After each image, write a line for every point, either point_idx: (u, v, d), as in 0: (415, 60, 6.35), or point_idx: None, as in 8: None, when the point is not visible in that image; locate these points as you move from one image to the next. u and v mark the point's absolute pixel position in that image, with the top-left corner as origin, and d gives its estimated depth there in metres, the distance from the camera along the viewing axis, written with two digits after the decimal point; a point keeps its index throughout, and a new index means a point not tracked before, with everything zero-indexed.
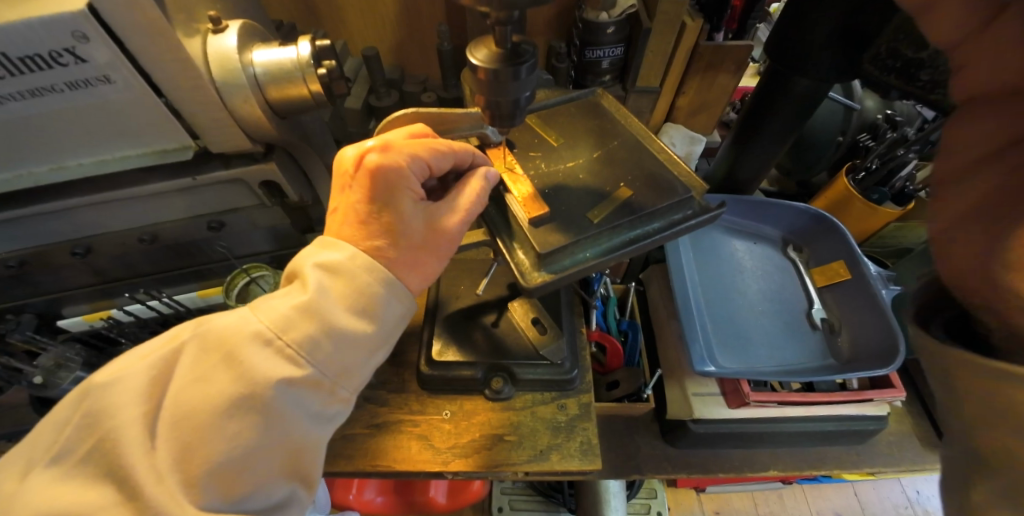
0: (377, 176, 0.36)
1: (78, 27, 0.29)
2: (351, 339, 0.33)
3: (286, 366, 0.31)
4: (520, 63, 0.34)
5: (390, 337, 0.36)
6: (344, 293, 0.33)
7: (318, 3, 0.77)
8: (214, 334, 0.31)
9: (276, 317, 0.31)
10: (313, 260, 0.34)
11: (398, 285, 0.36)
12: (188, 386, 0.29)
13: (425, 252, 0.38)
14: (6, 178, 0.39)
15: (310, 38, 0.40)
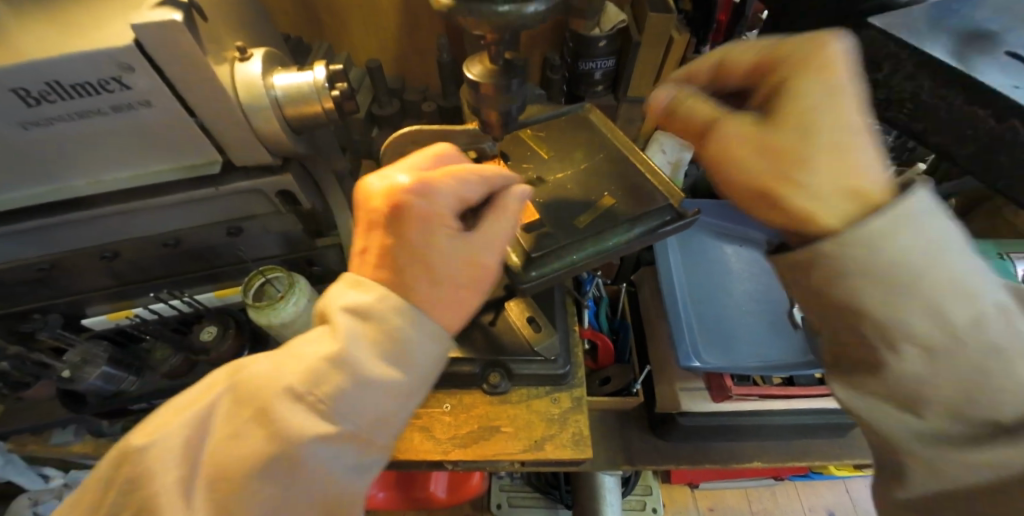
0: (413, 213, 0.39)
1: (125, 59, 0.33)
2: (383, 385, 0.35)
3: (316, 420, 0.33)
4: (512, 75, 0.39)
5: (423, 383, 0.38)
6: (374, 338, 0.35)
7: (324, 15, 0.81)
8: (247, 389, 0.33)
9: (307, 372, 0.33)
10: (341, 304, 0.36)
11: (427, 324, 0.38)
12: (225, 445, 0.32)
13: (461, 289, 0.40)
14: (48, 190, 0.43)
15: (325, 64, 0.44)
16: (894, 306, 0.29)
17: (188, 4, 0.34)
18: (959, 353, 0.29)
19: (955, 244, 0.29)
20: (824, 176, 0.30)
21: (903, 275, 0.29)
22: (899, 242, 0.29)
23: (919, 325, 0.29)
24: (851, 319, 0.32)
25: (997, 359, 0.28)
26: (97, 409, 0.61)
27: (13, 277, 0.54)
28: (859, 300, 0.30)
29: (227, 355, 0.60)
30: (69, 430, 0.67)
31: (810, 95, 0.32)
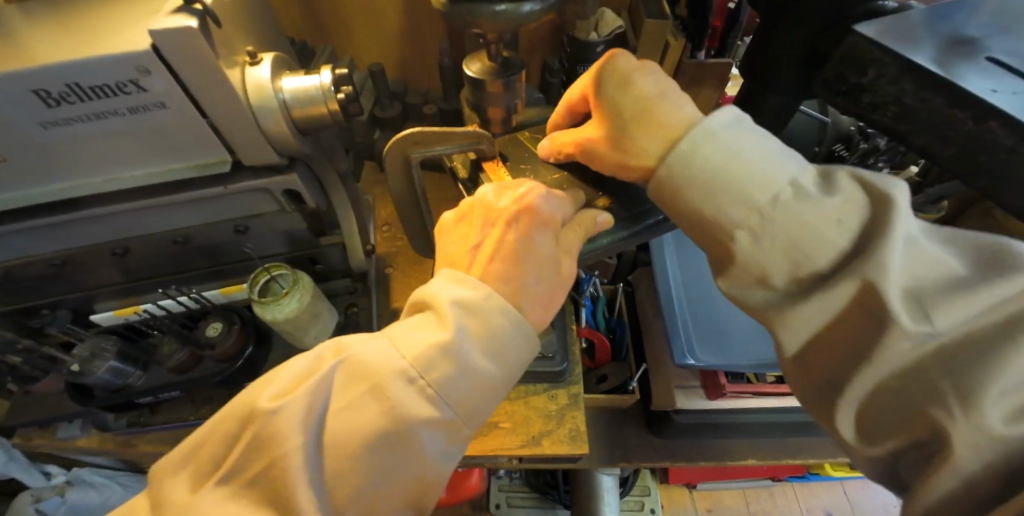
0: (534, 215, 0.43)
1: (142, 63, 0.35)
2: (487, 378, 0.37)
3: (426, 404, 0.35)
4: (510, 76, 0.41)
5: (511, 380, 0.40)
6: (479, 332, 0.37)
7: (328, 20, 0.83)
8: (361, 365, 0.35)
9: (423, 355, 0.35)
10: (450, 296, 0.38)
11: (527, 331, 0.40)
12: (343, 416, 0.34)
13: (555, 297, 0.43)
14: (64, 188, 0.45)
15: (331, 68, 0.46)
16: (714, 206, 0.35)
17: (203, 11, 0.35)
18: (776, 232, 0.32)
19: (759, 143, 0.35)
20: (642, 140, 0.41)
21: (714, 177, 0.35)
22: (692, 154, 0.36)
23: (733, 215, 0.34)
24: (695, 225, 0.37)
25: (813, 221, 0.31)
26: (103, 403, 0.61)
27: (26, 273, 0.56)
28: (691, 207, 0.36)
29: (232, 350, 0.62)
30: (75, 424, 0.68)
31: (601, 91, 0.45)
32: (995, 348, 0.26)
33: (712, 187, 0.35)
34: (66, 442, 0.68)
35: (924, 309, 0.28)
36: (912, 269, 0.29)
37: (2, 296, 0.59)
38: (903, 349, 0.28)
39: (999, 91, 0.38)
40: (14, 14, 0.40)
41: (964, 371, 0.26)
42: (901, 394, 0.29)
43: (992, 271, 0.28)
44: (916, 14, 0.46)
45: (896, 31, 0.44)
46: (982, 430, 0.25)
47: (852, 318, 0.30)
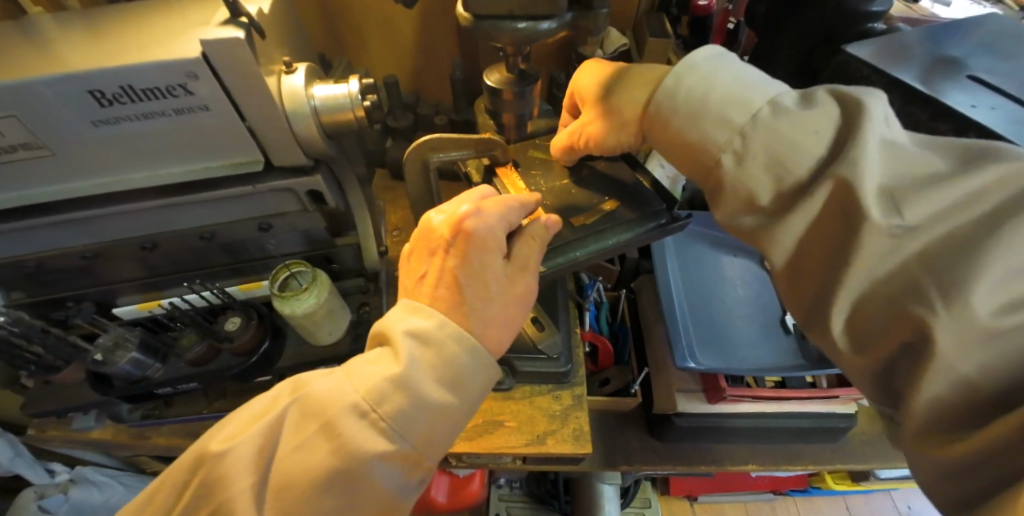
0: (472, 239, 0.44)
1: (193, 69, 0.38)
2: (442, 407, 0.38)
3: (378, 439, 0.35)
4: (526, 85, 0.46)
5: (473, 405, 0.41)
6: (431, 361, 0.38)
7: (346, 35, 0.87)
8: (311, 403, 0.37)
9: (371, 390, 0.36)
10: (403, 327, 0.39)
11: (483, 354, 0.40)
12: (292, 455, 0.35)
13: (503, 319, 0.44)
14: (107, 183, 0.48)
15: (358, 77, 0.49)
16: (701, 133, 0.42)
17: (249, 24, 0.39)
18: (759, 147, 0.38)
19: (733, 74, 0.42)
20: (633, 94, 0.49)
21: (698, 107, 0.42)
22: (675, 88, 0.43)
23: (719, 137, 0.41)
24: (693, 157, 0.44)
25: (788, 131, 0.37)
26: (123, 392, 0.63)
27: (56, 265, 0.58)
28: (684, 137, 0.43)
29: (249, 345, 0.64)
30: (90, 416, 0.70)
31: (590, 79, 0.56)
32: (981, 242, 0.28)
33: (697, 114, 0.42)
34: (80, 434, 0.70)
35: (898, 205, 0.31)
36: (889, 170, 0.33)
37: (30, 287, 0.62)
38: (882, 244, 0.31)
39: (978, 105, 0.45)
40: (55, 32, 0.45)
41: (945, 264, 0.29)
42: (889, 294, 0.32)
43: (969, 166, 0.31)
44: (905, 39, 0.54)
45: (888, 56, 0.51)
46: (961, 318, 0.27)
47: (834, 224, 0.35)
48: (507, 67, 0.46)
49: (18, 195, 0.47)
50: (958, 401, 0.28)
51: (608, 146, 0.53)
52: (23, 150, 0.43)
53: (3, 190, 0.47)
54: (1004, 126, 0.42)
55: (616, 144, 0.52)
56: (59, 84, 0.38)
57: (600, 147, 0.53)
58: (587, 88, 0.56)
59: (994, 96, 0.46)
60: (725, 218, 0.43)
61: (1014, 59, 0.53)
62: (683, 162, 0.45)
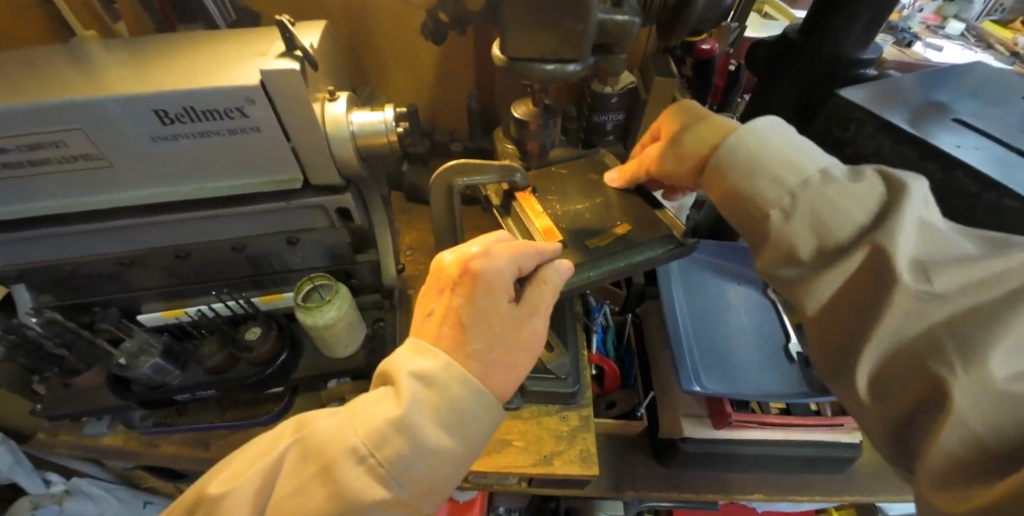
0: (479, 280, 0.45)
1: (251, 95, 0.44)
2: (442, 451, 0.38)
3: (375, 485, 0.36)
4: (547, 118, 0.51)
5: (473, 451, 0.41)
6: (433, 404, 0.39)
7: (370, 65, 0.93)
8: (312, 444, 0.38)
9: (370, 436, 0.37)
10: (409, 369, 0.40)
11: (485, 396, 0.41)
12: (290, 497, 0.36)
13: (504, 364, 0.44)
14: (159, 193, 0.52)
15: (393, 106, 0.54)
16: (755, 188, 0.46)
17: (303, 58, 0.45)
18: (813, 207, 0.42)
19: (794, 142, 0.47)
20: (701, 139, 0.53)
21: (759, 164, 0.46)
22: (739, 145, 0.48)
23: (772, 194, 0.45)
24: (742, 209, 0.48)
25: (839, 195, 0.41)
26: (142, 398, 0.65)
27: (90, 270, 0.61)
28: (737, 189, 0.48)
29: (267, 355, 0.66)
30: (103, 421, 0.71)
31: (673, 116, 0.59)
32: (1001, 314, 0.31)
33: (754, 170, 0.46)
34: (90, 439, 0.70)
35: (929, 275, 0.35)
36: (923, 244, 0.37)
37: (61, 291, 0.65)
38: (913, 307, 0.35)
39: (963, 146, 0.49)
40: (114, 60, 0.50)
41: (967, 332, 0.32)
42: (914, 355, 0.35)
43: (996, 252, 0.35)
44: (893, 84, 0.59)
45: (881, 100, 0.55)
46: (978, 376, 0.30)
47: (866, 284, 0.39)
48: (532, 102, 0.51)
49: (72, 202, 0.52)
50: (970, 458, 0.31)
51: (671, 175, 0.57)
52: (82, 160, 0.48)
53: (46, 198, 0.51)
54: (989, 165, 0.46)
55: (676, 176, 0.56)
56: (129, 102, 0.43)
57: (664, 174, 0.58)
58: (667, 122, 0.59)
59: (980, 138, 0.50)
60: (766, 269, 0.47)
61: (997, 105, 0.57)
62: (734, 208, 0.49)
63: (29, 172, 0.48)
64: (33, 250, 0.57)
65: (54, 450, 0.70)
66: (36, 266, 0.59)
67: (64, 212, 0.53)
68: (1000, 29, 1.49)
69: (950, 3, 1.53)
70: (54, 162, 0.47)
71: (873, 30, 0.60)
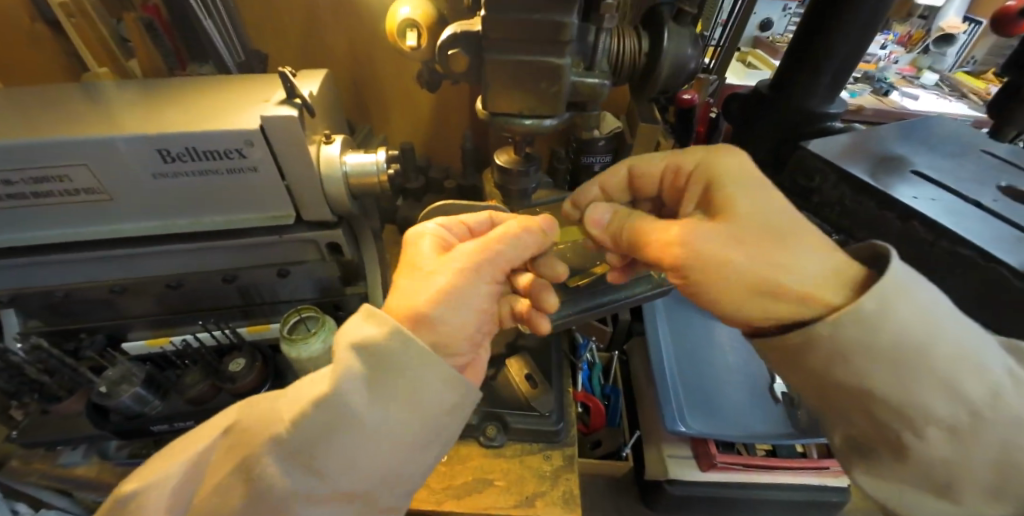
0: (409, 240, 0.49)
1: (250, 138, 0.47)
2: (388, 435, 0.36)
3: (301, 474, 0.35)
4: (529, 165, 0.55)
5: (426, 432, 0.39)
6: (369, 375, 0.36)
7: (370, 105, 0.98)
8: (238, 434, 0.37)
9: (301, 424, 0.34)
10: (349, 339, 0.36)
11: (415, 345, 0.37)
12: (211, 492, 0.36)
13: (437, 295, 0.42)
14: (155, 226, 0.54)
15: (385, 149, 0.58)
16: (907, 395, 0.31)
17: (302, 105, 0.49)
18: (984, 434, 0.30)
19: (935, 309, 0.32)
20: (803, 268, 0.35)
21: (912, 357, 0.31)
22: (886, 325, 0.32)
23: (944, 412, 0.30)
24: (858, 402, 0.33)
25: (1005, 415, 0.30)
26: (121, 427, 0.64)
27: (81, 297, 0.63)
28: (866, 383, 0.32)
29: (251, 385, 0.65)
30: (77, 451, 0.70)
31: (732, 186, 0.41)
32: None
33: (912, 368, 0.31)
34: (64, 470, 0.69)
35: None
36: None
37: (52, 317, 0.66)
38: None
39: (919, 197, 0.52)
40: (126, 101, 0.54)
41: None
42: None
43: None
44: (857, 137, 0.63)
45: (844, 151, 0.59)
46: None
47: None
48: (514, 150, 0.54)
49: (69, 232, 0.54)
50: None
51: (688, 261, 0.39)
52: (85, 194, 0.50)
53: (44, 227, 0.53)
54: (943, 216, 0.49)
55: (706, 276, 0.39)
56: (136, 142, 0.46)
57: (685, 259, 0.39)
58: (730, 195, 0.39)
59: (936, 190, 0.53)
60: None
61: (957, 156, 0.61)
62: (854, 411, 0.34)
63: (30, 203, 0.50)
64: (29, 274, 0.59)
65: (24, 480, 0.69)
66: (29, 291, 0.60)
67: (62, 241, 0.54)
68: (972, 79, 1.58)
69: (923, 55, 1.64)
70: (57, 194, 0.50)
71: (836, 86, 0.63)
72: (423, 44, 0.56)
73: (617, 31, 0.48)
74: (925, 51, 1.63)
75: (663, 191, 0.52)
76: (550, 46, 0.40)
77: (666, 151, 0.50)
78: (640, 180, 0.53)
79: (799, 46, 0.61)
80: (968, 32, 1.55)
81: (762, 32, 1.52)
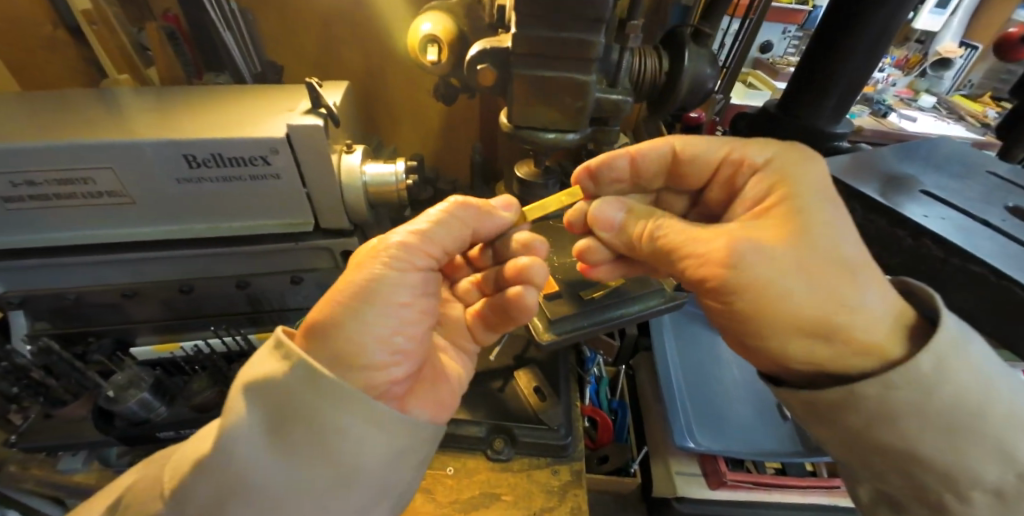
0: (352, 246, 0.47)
1: (275, 146, 0.48)
2: (300, 495, 0.31)
3: None
4: (548, 177, 0.58)
5: (351, 479, 0.34)
6: (264, 423, 0.31)
7: (382, 117, 1.00)
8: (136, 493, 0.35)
9: (193, 487, 0.31)
10: (244, 379, 0.32)
11: (315, 376, 0.32)
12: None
13: (349, 292, 0.38)
14: (174, 231, 0.55)
15: (404, 160, 0.59)
16: (956, 460, 0.31)
17: (327, 114, 0.50)
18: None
19: (982, 369, 0.31)
20: (863, 306, 0.33)
21: (963, 422, 0.31)
22: (938, 388, 0.31)
23: (994, 477, 0.30)
24: (897, 460, 0.33)
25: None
26: (123, 434, 0.62)
27: (93, 300, 0.63)
28: (912, 448, 0.32)
29: None
30: (78, 457, 0.69)
31: (805, 199, 0.38)
32: None
33: (960, 426, 0.31)
34: (62, 476, 0.68)
35: None
36: None
37: (61, 319, 0.66)
38: None
39: (930, 215, 0.52)
40: (151, 107, 0.55)
41: None
42: None
43: None
44: (864, 156, 0.64)
45: (853, 170, 0.60)
46: None
47: None
48: (534, 163, 0.59)
49: (86, 234, 0.54)
50: None
51: (739, 286, 0.36)
52: (108, 197, 0.51)
53: (62, 229, 0.53)
54: (954, 234, 0.49)
55: (754, 306, 0.36)
56: (161, 147, 0.47)
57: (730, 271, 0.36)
58: (800, 208, 0.37)
59: (945, 209, 0.54)
60: None
61: (964, 177, 0.62)
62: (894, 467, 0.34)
63: (51, 205, 0.50)
64: (43, 276, 0.59)
65: (21, 485, 0.67)
66: (42, 293, 0.60)
67: (78, 243, 0.55)
68: (970, 102, 1.61)
69: (920, 78, 1.68)
70: (79, 197, 0.50)
71: (841, 110, 0.65)
72: (443, 59, 0.57)
73: (639, 50, 0.49)
74: (923, 74, 1.67)
75: (713, 184, 0.49)
76: (574, 63, 0.42)
77: (729, 141, 0.47)
78: (687, 168, 0.50)
79: (801, 77, 0.63)
80: (965, 57, 1.58)
81: (762, 54, 1.56)
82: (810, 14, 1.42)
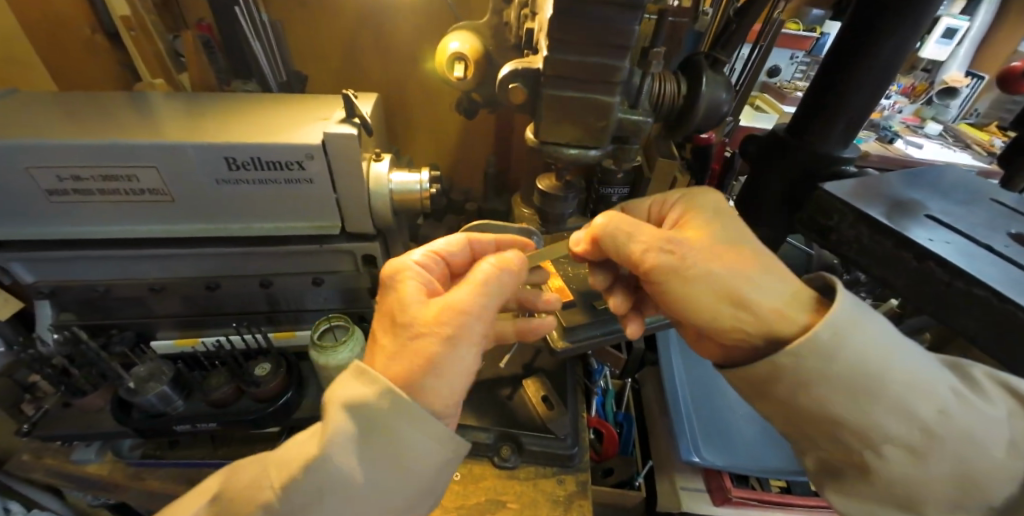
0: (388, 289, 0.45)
1: (311, 152, 0.51)
2: (383, 497, 0.35)
3: None
4: (567, 192, 0.61)
5: (424, 485, 0.37)
6: (361, 438, 0.34)
7: (400, 127, 1.03)
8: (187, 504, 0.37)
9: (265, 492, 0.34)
10: (341, 400, 0.34)
11: (410, 405, 0.35)
12: None
13: (420, 359, 0.37)
14: (206, 228, 0.57)
15: (428, 169, 0.62)
16: (864, 418, 0.33)
17: (360, 124, 0.53)
18: (937, 448, 0.31)
19: (874, 339, 0.34)
20: (762, 284, 0.38)
21: (861, 385, 0.33)
22: (834, 356, 0.34)
23: (899, 432, 0.32)
24: (827, 429, 0.35)
25: (950, 425, 0.31)
26: (141, 426, 0.63)
27: (120, 293, 0.65)
28: (827, 410, 0.34)
29: (272, 393, 0.65)
30: (91, 448, 0.70)
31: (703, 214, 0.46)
32: None
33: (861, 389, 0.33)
34: (74, 466, 0.69)
35: None
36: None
37: (85, 312, 0.68)
38: None
39: (934, 239, 0.54)
40: (191, 112, 0.58)
41: None
42: None
43: None
44: (871, 180, 0.66)
45: (859, 194, 0.62)
46: None
47: None
48: (556, 177, 0.62)
49: (122, 229, 0.56)
50: None
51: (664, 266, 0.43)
52: (149, 194, 0.53)
53: (100, 223, 0.56)
54: (958, 258, 0.51)
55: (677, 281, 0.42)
56: (205, 150, 0.50)
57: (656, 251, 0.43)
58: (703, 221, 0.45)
59: (949, 233, 0.56)
60: None
61: (968, 204, 0.64)
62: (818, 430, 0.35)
63: (95, 200, 0.53)
64: (76, 268, 0.62)
65: (31, 474, 0.68)
66: (74, 285, 0.63)
67: (114, 238, 0.57)
68: (976, 131, 1.64)
69: (927, 106, 1.71)
70: (121, 193, 0.53)
71: (849, 137, 0.67)
72: (468, 76, 0.61)
73: (659, 75, 0.52)
74: (929, 102, 1.70)
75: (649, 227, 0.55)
76: (598, 85, 0.44)
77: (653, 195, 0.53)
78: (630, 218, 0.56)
79: (809, 105, 0.66)
80: (971, 86, 1.62)
81: (771, 78, 1.60)
82: (819, 41, 1.46)
